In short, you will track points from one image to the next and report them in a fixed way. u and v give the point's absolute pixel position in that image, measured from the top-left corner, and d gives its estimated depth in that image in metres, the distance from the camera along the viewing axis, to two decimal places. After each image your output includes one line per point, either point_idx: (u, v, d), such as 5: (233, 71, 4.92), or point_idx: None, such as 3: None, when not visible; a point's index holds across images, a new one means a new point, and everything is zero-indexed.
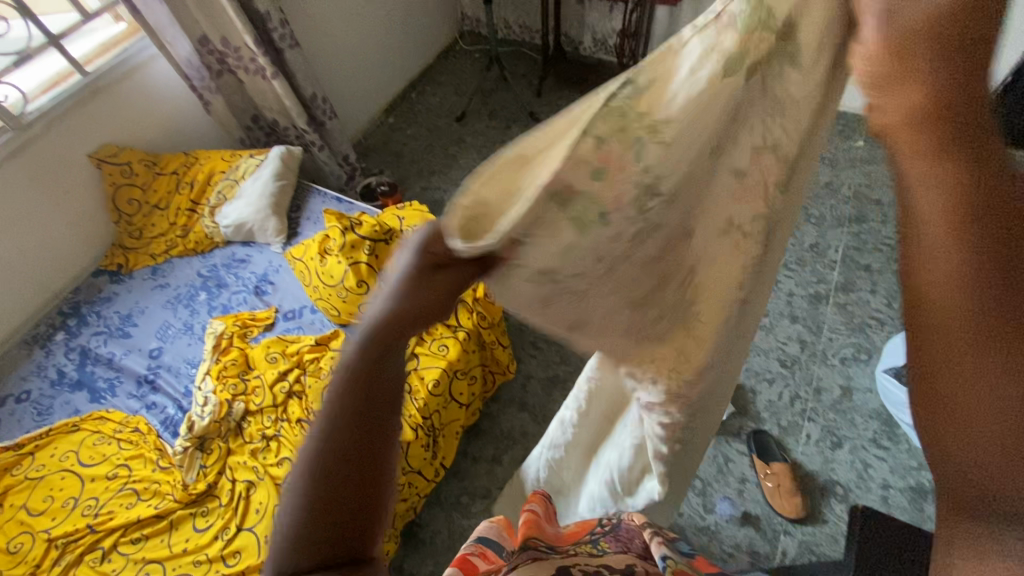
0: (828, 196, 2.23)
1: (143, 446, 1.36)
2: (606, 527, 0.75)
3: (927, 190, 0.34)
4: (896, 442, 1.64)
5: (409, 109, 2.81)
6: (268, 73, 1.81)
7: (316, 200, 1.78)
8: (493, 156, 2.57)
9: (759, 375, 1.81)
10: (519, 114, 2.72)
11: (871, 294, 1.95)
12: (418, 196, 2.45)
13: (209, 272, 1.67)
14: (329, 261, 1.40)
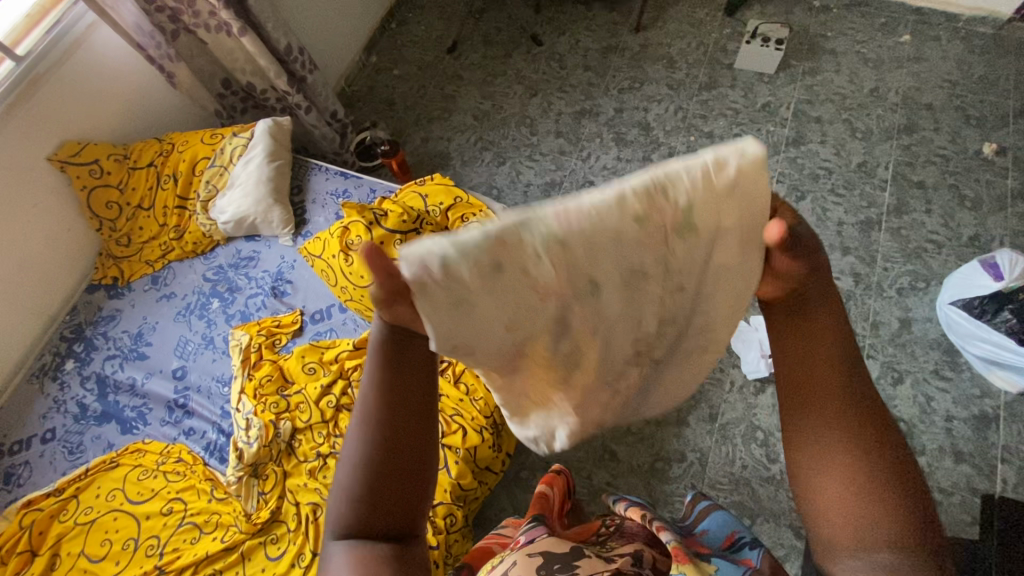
0: (873, 105, 2.04)
1: (193, 477, 1.28)
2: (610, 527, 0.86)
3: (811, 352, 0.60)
4: (958, 372, 1.60)
5: (393, 45, 2.48)
6: (234, 29, 1.52)
7: (319, 177, 1.57)
8: (497, 92, 2.29)
9: None
10: (519, 38, 2.41)
11: (925, 214, 1.82)
12: (420, 149, 2.20)
13: (216, 276, 1.51)
14: (356, 260, 1.25)
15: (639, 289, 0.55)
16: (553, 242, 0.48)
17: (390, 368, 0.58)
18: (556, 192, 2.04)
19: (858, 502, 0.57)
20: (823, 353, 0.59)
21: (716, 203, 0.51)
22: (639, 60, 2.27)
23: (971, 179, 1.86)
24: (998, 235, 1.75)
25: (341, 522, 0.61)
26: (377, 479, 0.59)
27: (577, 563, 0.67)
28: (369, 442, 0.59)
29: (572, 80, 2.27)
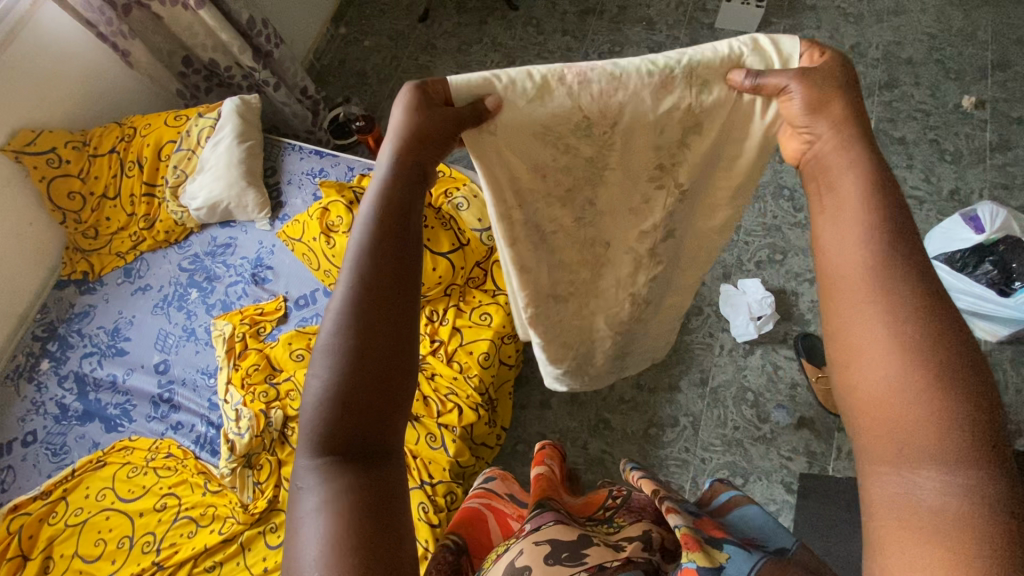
0: (854, 61, 2.01)
1: (185, 471, 1.25)
2: (618, 501, 0.86)
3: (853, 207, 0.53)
4: None
5: (361, 15, 2.37)
6: (191, 1, 1.43)
7: (293, 157, 1.51)
8: (473, 61, 2.21)
9: (799, 276, 1.73)
10: (493, 3, 2.32)
11: (907, 170, 1.83)
12: None
13: (192, 265, 1.45)
14: (338, 242, 1.21)
15: (646, 132, 0.72)
16: (554, 86, 0.66)
17: (390, 230, 0.54)
18: None
19: (907, 399, 0.42)
20: (861, 244, 0.51)
21: (730, 71, 0.66)
22: (618, 22, 2.21)
23: (951, 133, 1.87)
24: (978, 188, 1.78)
25: (316, 439, 0.47)
26: (362, 372, 0.48)
27: (587, 551, 0.67)
28: (353, 318, 0.49)
29: (550, 45, 2.20)
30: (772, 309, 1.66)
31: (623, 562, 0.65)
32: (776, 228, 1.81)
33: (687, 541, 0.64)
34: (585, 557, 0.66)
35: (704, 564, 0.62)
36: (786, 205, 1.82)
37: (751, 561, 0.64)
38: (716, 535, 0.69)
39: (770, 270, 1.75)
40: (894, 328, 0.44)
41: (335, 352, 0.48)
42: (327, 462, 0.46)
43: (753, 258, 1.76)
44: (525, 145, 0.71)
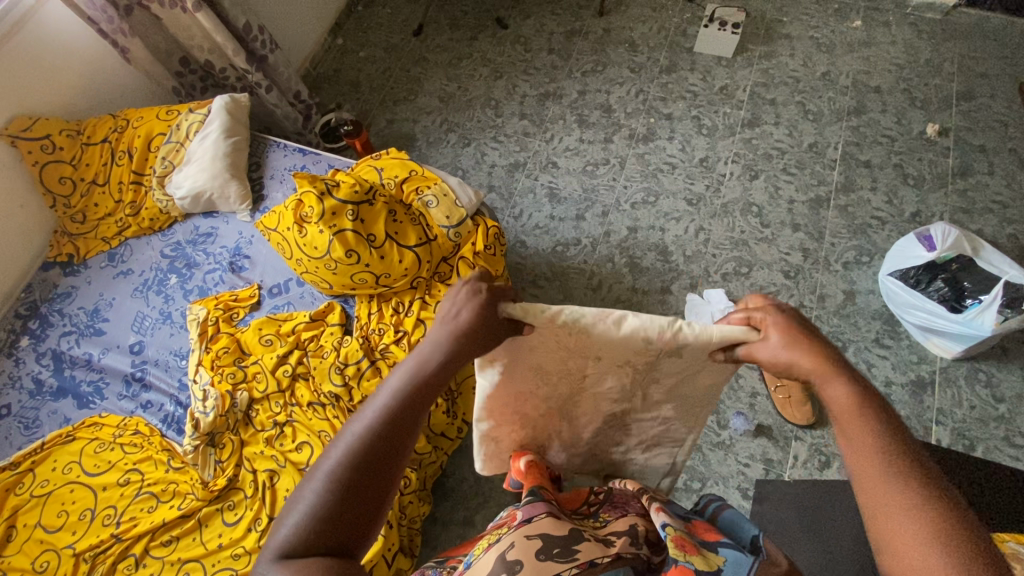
0: (825, 88, 2.11)
1: (150, 448, 1.29)
2: (600, 496, 0.93)
3: (859, 413, 0.62)
4: (898, 340, 1.68)
5: (359, 28, 2.49)
6: (189, 4, 1.52)
7: (277, 154, 1.59)
8: (461, 75, 2.31)
9: (763, 288, 1.79)
10: (484, 21, 2.44)
11: (871, 192, 1.90)
12: (386, 131, 2.22)
13: (173, 252, 1.52)
14: (309, 231, 1.27)
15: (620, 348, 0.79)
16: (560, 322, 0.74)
17: (404, 397, 0.65)
18: (520, 173, 2.08)
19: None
20: (880, 423, 0.61)
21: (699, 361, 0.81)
22: (602, 44, 2.31)
23: (915, 158, 1.94)
24: (939, 211, 1.84)
25: (290, 546, 0.57)
26: (344, 495, 0.59)
27: (577, 547, 0.70)
28: (348, 454, 0.61)
29: (536, 63, 2.30)
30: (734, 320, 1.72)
31: (615, 558, 0.69)
32: (743, 242, 1.87)
33: (682, 546, 0.71)
34: (575, 553, 0.68)
35: (703, 567, 0.69)
36: (754, 221, 1.90)
37: (749, 563, 0.68)
38: (711, 538, 0.75)
39: (735, 282, 1.81)
40: (907, 502, 0.56)
41: (328, 477, 0.60)
42: (298, 562, 0.56)
43: (719, 269, 1.83)
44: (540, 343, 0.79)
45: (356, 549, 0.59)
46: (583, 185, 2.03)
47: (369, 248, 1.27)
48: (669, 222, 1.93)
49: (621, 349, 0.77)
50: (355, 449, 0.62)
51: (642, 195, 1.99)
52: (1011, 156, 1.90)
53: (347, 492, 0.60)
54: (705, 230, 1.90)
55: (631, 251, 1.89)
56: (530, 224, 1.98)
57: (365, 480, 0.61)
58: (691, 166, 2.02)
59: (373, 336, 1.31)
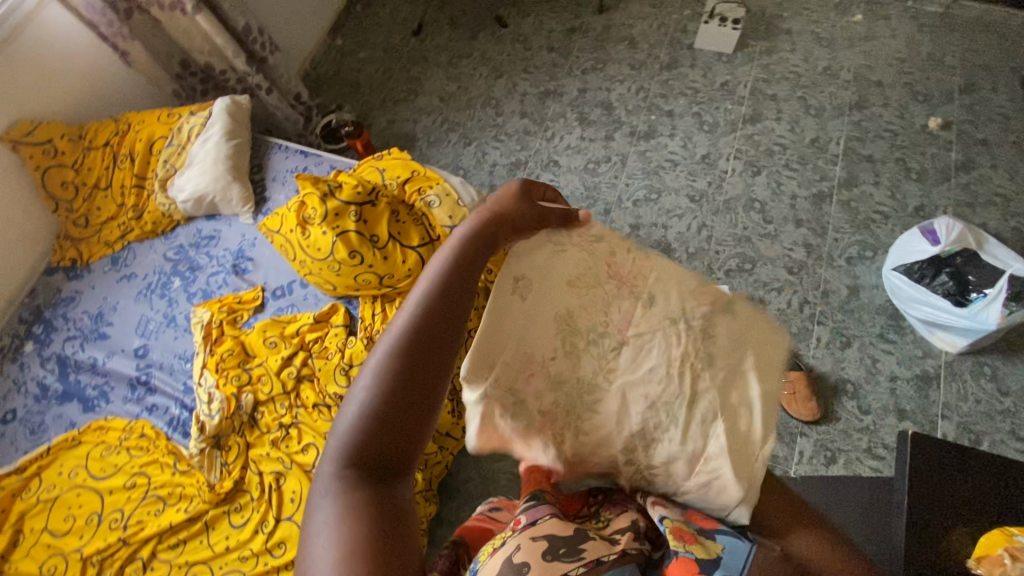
0: (826, 83, 2.10)
1: (156, 451, 1.29)
2: None
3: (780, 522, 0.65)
4: (902, 335, 1.68)
5: (358, 28, 2.49)
6: (188, 7, 1.52)
7: (278, 156, 1.59)
8: (461, 74, 2.31)
9: (766, 284, 1.79)
10: (483, 19, 2.43)
11: (874, 186, 1.90)
12: (387, 131, 2.22)
13: (176, 255, 1.52)
14: (313, 233, 1.27)
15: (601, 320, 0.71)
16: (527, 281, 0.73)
17: (439, 303, 0.62)
18: (521, 172, 2.08)
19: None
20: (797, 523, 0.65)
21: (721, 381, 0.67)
22: (602, 41, 2.31)
23: (918, 152, 1.94)
24: (942, 205, 1.83)
25: (343, 456, 0.53)
26: (392, 403, 0.55)
27: (584, 545, 0.57)
28: (392, 360, 0.57)
29: (536, 61, 2.30)
30: None
31: (620, 555, 0.57)
32: (746, 239, 1.87)
33: (682, 537, 0.59)
34: (581, 552, 0.56)
35: (704, 556, 0.57)
36: (756, 217, 1.89)
37: (748, 551, 0.58)
38: (712, 522, 0.63)
39: (739, 279, 1.81)
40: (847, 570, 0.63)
41: (373, 383, 0.56)
42: (353, 481, 0.52)
43: (722, 266, 1.83)
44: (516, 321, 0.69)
45: (406, 466, 0.55)
46: (584, 183, 2.03)
47: (372, 249, 1.27)
48: (672, 220, 1.93)
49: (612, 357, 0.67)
50: (398, 356, 0.57)
51: (644, 192, 1.99)
52: (1014, 149, 1.89)
53: (394, 402, 0.55)
54: (708, 226, 1.90)
55: None
56: None
57: (410, 390, 0.56)
58: (693, 163, 2.01)
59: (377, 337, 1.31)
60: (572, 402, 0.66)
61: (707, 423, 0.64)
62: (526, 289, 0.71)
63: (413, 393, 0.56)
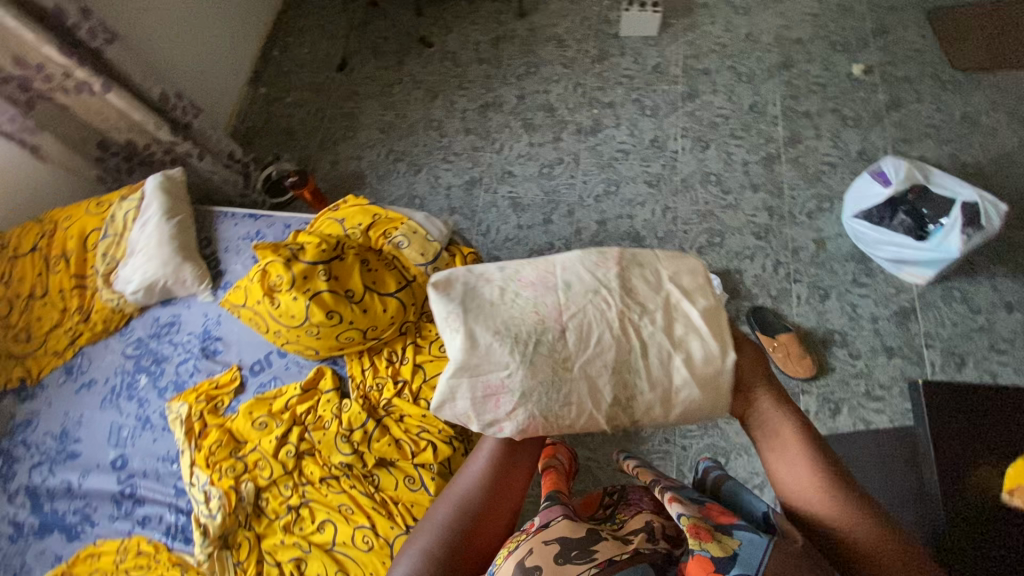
0: (751, 49, 2.16)
1: (159, 567, 1.19)
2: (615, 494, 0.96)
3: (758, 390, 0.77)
4: (874, 276, 1.74)
5: (280, 73, 2.39)
6: (97, 87, 1.42)
7: (226, 225, 1.51)
8: (396, 102, 2.26)
9: (739, 254, 1.83)
10: (407, 43, 2.39)
11: (816, 140, 1.96)
12: (332, 173, 2.15)
13: (137, 350, 1.41)
14: (283, 300, 1.20)
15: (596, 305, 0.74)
16: (494, 286, 0.75)
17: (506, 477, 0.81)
18: (478, 189, 2.05)
19: (781, 443, 0.73)
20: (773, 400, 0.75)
21: (688, 336, 0.74)
22: (529, 45, 2.30)
23: (849, 100, 2.02)
24: (881, 146, 1.92)
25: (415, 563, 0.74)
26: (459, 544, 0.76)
27: (594, 547, 0.71)
28: (468, 512, 0.78)
29: (469, 76, 2.27)
30: (718, 290, 1.75)
31: (631, 555, 0.69)
32: (710, 213, 1.91)
33: (698, 534, 0.66)
34: (595, 555, 0.70)
35: (719, 553, 0.63)
36: (715, 190, 1.93)
37: (766, 546, 0.63)
38: (725, 520, 0.69)
39: (711, 254, 1.84)
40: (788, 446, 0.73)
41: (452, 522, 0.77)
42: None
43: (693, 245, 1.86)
44: (496, 324, 0.73)
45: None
46: (543, 188, 2.02)
47: (350, 304, 1.21)
48: (635, 208, 1.95)
49: (602, 326, 0.73)
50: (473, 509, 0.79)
51: (603, 186, 2.00)
52: (934, 82, 2.00)
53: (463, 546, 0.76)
54: (671, 208, 1.93)
55: (605, 244, 1.90)
56: (500, 238, 1.95)
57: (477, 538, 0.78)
58: (643, 149, 2.04)
59: (372, 393, 1.25)
60: (552, 399, 0.71)
61: (668, 360, 0.72)
62: (494, 297, 0.74)
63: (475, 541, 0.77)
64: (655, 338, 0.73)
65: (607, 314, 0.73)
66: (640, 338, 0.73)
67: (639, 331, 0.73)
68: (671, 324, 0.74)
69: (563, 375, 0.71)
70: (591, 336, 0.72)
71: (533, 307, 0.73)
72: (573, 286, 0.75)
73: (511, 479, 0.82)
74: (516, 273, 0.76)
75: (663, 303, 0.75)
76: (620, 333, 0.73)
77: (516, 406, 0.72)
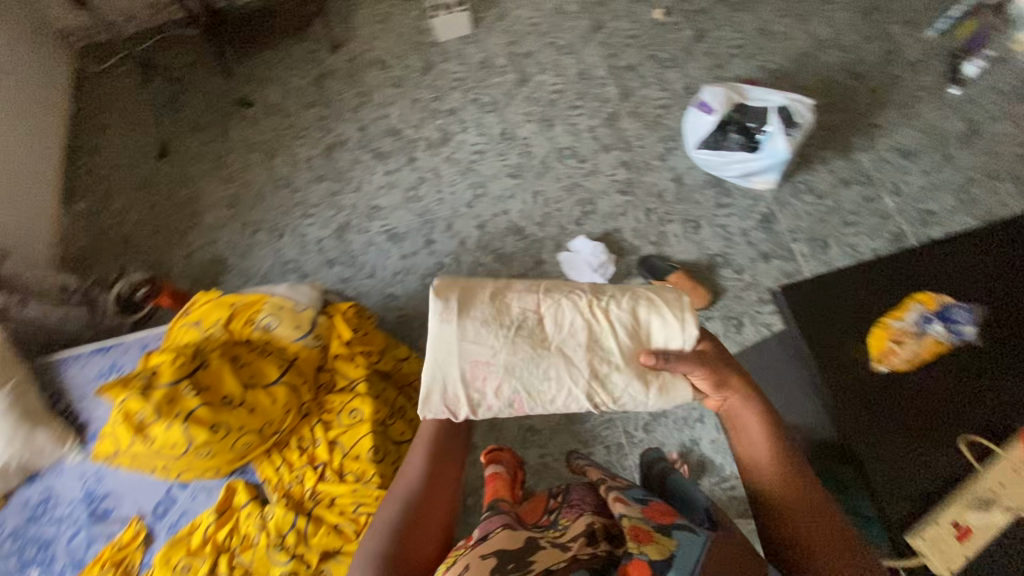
0: (562, 21, 2.24)
1: None
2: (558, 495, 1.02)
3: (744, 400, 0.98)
4: (733, 194, 1.88)
5: (95, 180, 2.16)
6: None
7: (73, 369, 1.34)
8: (236, 172, 2.12)
9: (613, 214, 1.91)
10: (226, 108, 2.24)
11: (645, 88, 2.08)
12: (192, 267, 1.99)
13: (13, 546, 1.22)
14: (156, 433, 1.08)
15: (571, 301, 1.01)
16: (491, 295, 1.01)
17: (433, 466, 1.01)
18: (350, 233, 1.97)
19: (756, 446, 0.95)
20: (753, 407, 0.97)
21: (642, 309, 1.01)
22: (354, 75, 2.25)
23: (661, 43, 2.15)
24: (700, 77, 2.07)
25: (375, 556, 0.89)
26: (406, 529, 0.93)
27: (531, 558, 0.83)
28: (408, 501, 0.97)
29: (303, 124, 2.18)
30: (604, 254, 1.82)
31: (569, 561, 0.81)
32: (575, 185, 1.97)
33: (637, 538, 0.81)
34: (531, 565, 0.81)
35: (655, 556, 0.78)
36: (572, 163, 2.00)
37: (699, 547, 0.79)
38: (666, 522, 0.85)
39: (589, 222, 1.91)
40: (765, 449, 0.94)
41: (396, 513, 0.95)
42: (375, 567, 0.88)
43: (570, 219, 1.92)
44: (482, 317, 0.99)
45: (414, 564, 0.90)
46: (414, 211, 1.98)
47: (233, 410, 1.12)
48: (507, 203, 1.97)
49: (571, 311, 1.00)
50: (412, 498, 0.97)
51: (470, 191, 2.00)
52: (724, 7, 2.17)
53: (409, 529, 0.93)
54: (540, 192, 1.97)
55: (491, 246, 1.91)
56: (389, 273, 1.90)
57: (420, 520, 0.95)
58: (496, 144, 2.06)
59: (294, 489, 1.17)
60: (528, 372, 0.97)
61: (619, 329, 0.99)
62: (486, 302, 1.00)
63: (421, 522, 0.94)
64: (615, 319, 1.00)
65: (576, 307, 1.01)
66: (598, 318, 1.00)
67: (600, 316, 1.00)
68: (627, 306, 1.01)
69: (532, 352, 0.98)
70: (560, 322, 1.00)
71: (517, 306, 1.00)
72: (554, 293, 1.02)
73: (442, 469, 1.02)
74: (507, 283, 1.04)
75: (625, 296, 1.02)
76: (584, 317, 1.00)
77: (497, 388, 0.97)
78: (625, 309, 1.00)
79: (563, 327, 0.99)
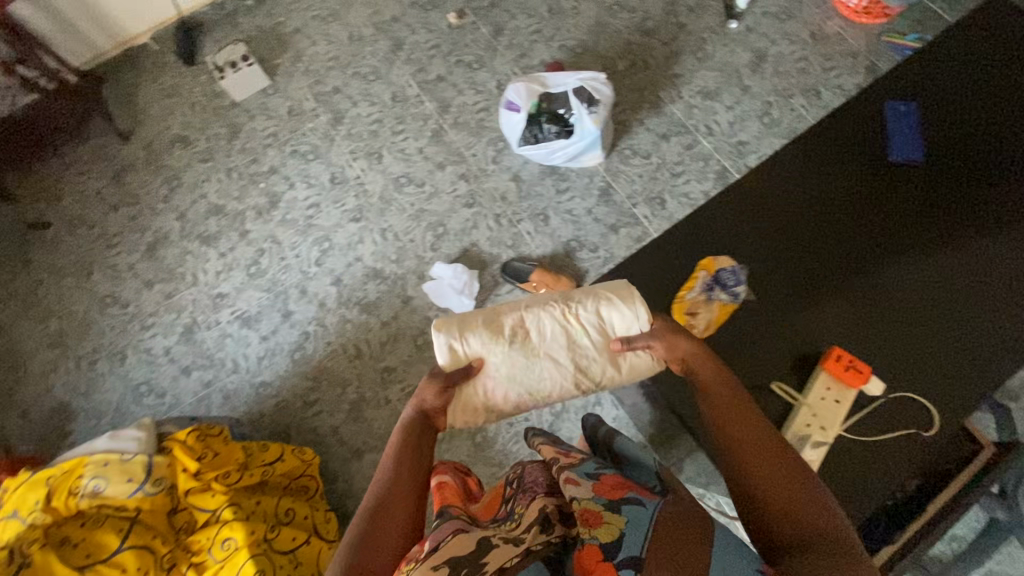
0: (360, 48, 2.16)
1: None
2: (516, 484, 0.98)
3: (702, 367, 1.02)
4: (570, 177, 1.92)
5: None
6: None
7: None
8: (52, 305, 1.89)
9: (464, 229, 1.89)
10: (19, 238, 1.98)
11: (461, 95, 2.07)
12: (31, 425, 1.76)
13: None
14: None
15: (545, 314, 1.15)
16: (482, 323, 1.14)
17: (415, 448, 0.96)
18: (201, 331, 1.82)
19: (723, 414, 0.94)
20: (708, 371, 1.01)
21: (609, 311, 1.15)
22: (156, 161, 2.05)
23: (463, 46, 2.13)
24: (509, 71, 2.08)
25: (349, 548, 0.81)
26: (379, 518, 0.85)
27: (485, 559, 0.75)
28: (387, 482, 0.90)
29: (114, 229, 1.97)
30: (466, 273, 1.80)
31: (522, 559, 0.73)
32: (420, 210, 1.93)
33: (587, 523, 0.78)
34: (484, 567, 0.73)
35: (605, 539, 0.74)
36: (411, 189, 1.95)
37: (648, 522, 0.78)
38: (614, 497, 0.83)
39: (444, 244, 1.88)
40: (731, 415, 0.94)
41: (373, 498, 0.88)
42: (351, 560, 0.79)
43: (424, 247, 1.88)
44: (473, 348, 1.11)
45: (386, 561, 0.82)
46: (263, 287, 1.86)
47: None
48: (357, 249, 1.89)
49: (547, 324, 1.14)
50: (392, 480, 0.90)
51: (316, 248, 1.90)
52: None
53: (380, 517, 0.85)
54: (387, 228, 1.91)
55: (353, 299, 1.83)
56: (256, 361, 1.78)
57: (396, 509, 0.87)
58: (329, 192, 1.97)
59: None
60: (521, 386, 1.12)
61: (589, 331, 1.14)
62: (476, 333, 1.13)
63: (394, 513, 0.86)
64: (586, 323, 1.14)
65: (552, 320, 1.14)
66: (570, 327, 1.14)
67: (571, 325, 1.14)
68: (594, 311, 1.15)
69: (523, 369, 1.12)
70: (541, 338, 1.14)
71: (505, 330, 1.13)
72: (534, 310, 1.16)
73: (421, 453, 0.96)
74: (495, 308, 1.17)
75: (592, 299, 1.16)
76: (560, 328, 1.14)
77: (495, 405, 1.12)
78: (592, 313, 1.15)
79: (543, 342, 1.13)
